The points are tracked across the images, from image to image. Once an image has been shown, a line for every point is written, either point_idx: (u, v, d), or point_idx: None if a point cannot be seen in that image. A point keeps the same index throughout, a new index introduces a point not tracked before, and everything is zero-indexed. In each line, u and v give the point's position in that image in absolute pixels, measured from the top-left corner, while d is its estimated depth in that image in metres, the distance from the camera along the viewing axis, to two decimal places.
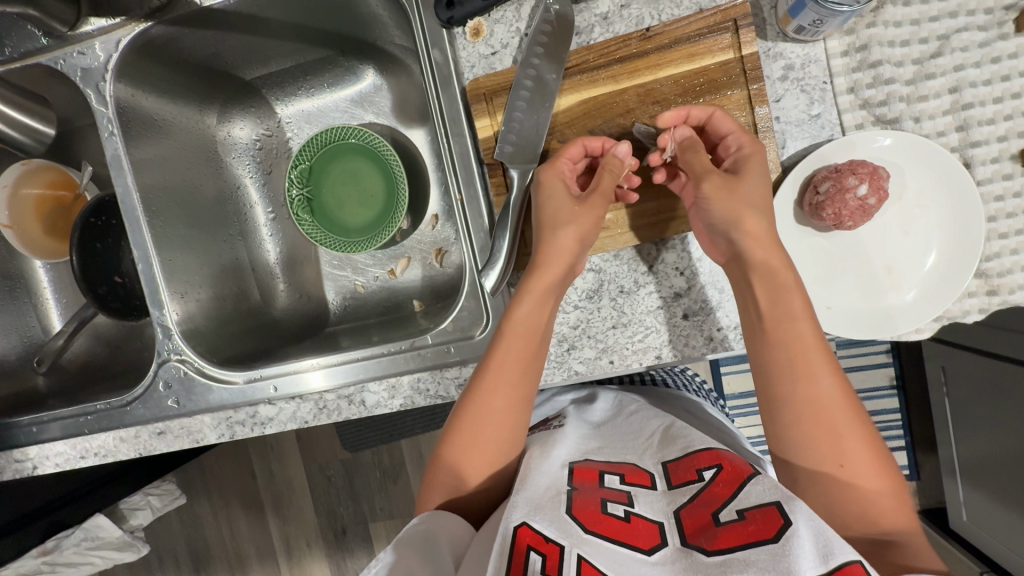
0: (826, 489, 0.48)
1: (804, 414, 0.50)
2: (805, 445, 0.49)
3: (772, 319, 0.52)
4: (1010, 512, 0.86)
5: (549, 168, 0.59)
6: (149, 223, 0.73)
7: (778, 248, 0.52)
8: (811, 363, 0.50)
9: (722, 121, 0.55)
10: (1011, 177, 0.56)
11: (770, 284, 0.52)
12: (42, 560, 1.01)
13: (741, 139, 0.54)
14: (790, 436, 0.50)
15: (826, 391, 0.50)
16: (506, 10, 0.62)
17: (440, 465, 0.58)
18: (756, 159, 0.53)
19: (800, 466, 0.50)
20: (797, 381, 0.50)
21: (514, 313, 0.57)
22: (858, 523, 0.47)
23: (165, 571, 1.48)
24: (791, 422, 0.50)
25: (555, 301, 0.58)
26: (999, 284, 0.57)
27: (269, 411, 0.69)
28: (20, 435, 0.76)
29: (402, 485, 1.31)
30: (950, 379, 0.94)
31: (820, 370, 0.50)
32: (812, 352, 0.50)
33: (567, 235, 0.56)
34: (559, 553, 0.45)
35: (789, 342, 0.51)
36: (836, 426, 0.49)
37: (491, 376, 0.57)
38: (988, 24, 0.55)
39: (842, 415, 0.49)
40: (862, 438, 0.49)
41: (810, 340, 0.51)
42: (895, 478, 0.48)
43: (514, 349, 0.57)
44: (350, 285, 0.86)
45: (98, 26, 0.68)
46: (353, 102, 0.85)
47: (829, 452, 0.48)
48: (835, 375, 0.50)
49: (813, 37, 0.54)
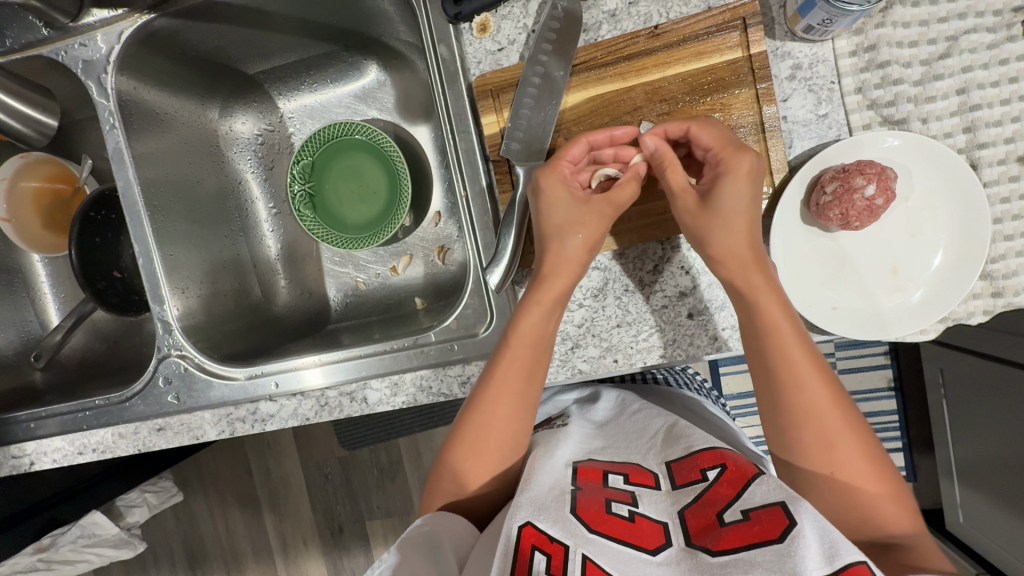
0: (826, 496, 0.48)
1: (795, 421, 0.50)
2: (799, 450, 0.50)
3: (756, 328, 0.52)
4: (1008, 516, 0.86)
5: (549, 171, 0.57)
6: (150, 216, 0.72)
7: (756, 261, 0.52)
8: (799, 371, 0.50)
9: (700, 136, 0.53)
10: (1017, 179, 0.56)
11: (749, 294, 0.51)
12: (37, 557, 1.02)
13: (718, 154, 0.52)
14: (786, 440, 0.50)
15: (813, 398, 0.49)
16: (513, 6, 0.61)
17: (442, 470, 0.57)
18: (733, 175, 0.52)
19: (799, 474, 0.50)
20: (786, 391, 0.50)
21: (522, 323, 0.56)
22: (863, 527, 0.47)
23: (160, 569, 1.47)
24: (786, 429, 0.50)
25: (557, 307, 0.57)
26: (1004, 286, 0.57)
27: (270, 407, 0.69)
28: (18, 430, 0.74)
29: (400, 483, 1.31)
30: (948, 382, 0.94)
31: (810, 377, 0.49)
32: (797, 359, 0.50)
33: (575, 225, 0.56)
34: (564, 552, 0.44)
35: (776, 352, 0.50)
36: (828, 432, 0.48)
37: (494, 381, 0.56)
38: (997, 26, 0.55)
39: (833, 420, 0.49)
40: (857, 442, 0.48)
41: (796, 347, 0.50)
42: (895, 480, 0.48)
43: (518, 355, 0.56)
44: (352, 282, 0.86)
45: (99, 17, 0.67)
46: (355, 97, 0.85)
47: (823, 459, 0.48)
48: (825, 382, 0.49)
49: (822, 37, 0.54)
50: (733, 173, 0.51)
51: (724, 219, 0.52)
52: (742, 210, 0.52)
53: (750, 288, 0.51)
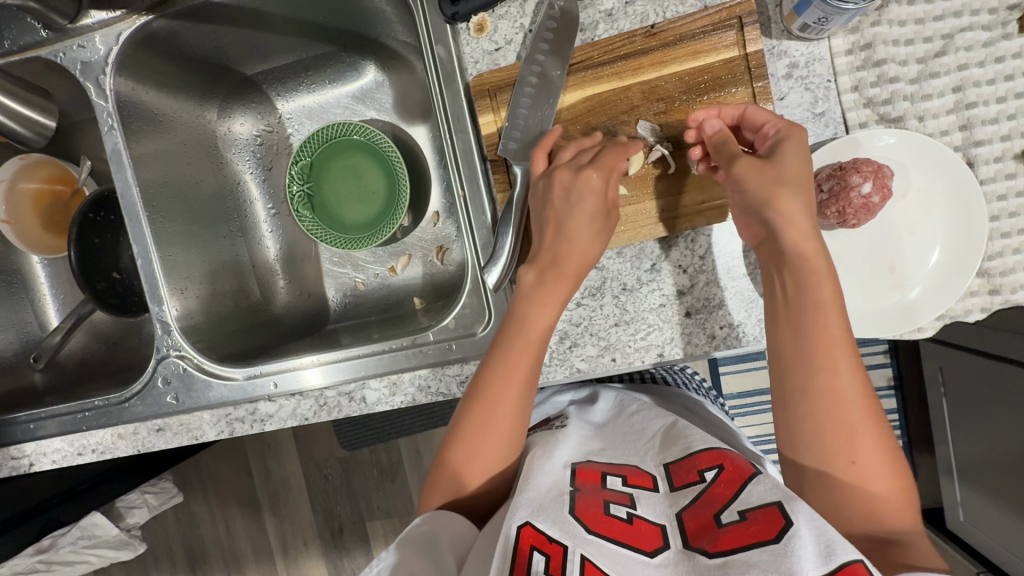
0: (834, 484, 0.48)
1: (820, 404, 0.49)
2: (819, 435, 0.49)
3: (794, 308, 0.51)
4: (1008, 514, 0.86)
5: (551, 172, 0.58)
6: (149, 217, 0.72)
7: (813, 234, 0.50)
8: (833, 356, 0.49)
9: (755, 115, 0.54)
10: (1013, 177, 0.57)
11: (801, 263, 0.50)
12: (39, 558, 1.02)
13: (777, 126, 0.53)
14: (804, 424, 0.50)
15: (843, 385, 0.49)
16: (510, 6, 0.61)
17: (441, 468, 0.57)
18: (794, 140, 0.51)
19: (811, 459, 0.50)
20: (818, 373, 0.49)
21: (523, 317, 0.57)
22: (863, 521, 0.47)
23: (161, 570, 1.47)
24: (807, 412, 0.49)
25: (562, 300, 0.57)
26: (1001, 283, 0.57)
27: (268, 407, 0.69)
28: (18, 431, 0.75)
29: (400, 483, 1.31)
30: (947, 380, 0.94)
31: (843, 364, 0.49)
32: (835, 344, 0.49)
33: (589, 214, 0.56)
34: (563, 553, 0.45)
35: (815, 334, 0.50)
36: (849, 420, 0.48)
37: (501, 372, 0.56)
38: (991, 24, 0.55)
39: (856, 409, 0.48)
40: (875, 436, 0.48)
41: (836, 332, 0.49)
42: (904, 479, 0.48)
43: (522, 349, 0.56)
44: (351, 282, 0.86)
45: (98, 19, 0.68)
46: (354, 98, 0.85)
47: (842, 448, 0.48)
48: (856, 373, 0.49)
49: (817, 35, 0.54)
50: (793, 139, 0.52)
51: (789, 175, 0.50)
52: (803, 173, 0.51)
53: (789, 263, 0.50)
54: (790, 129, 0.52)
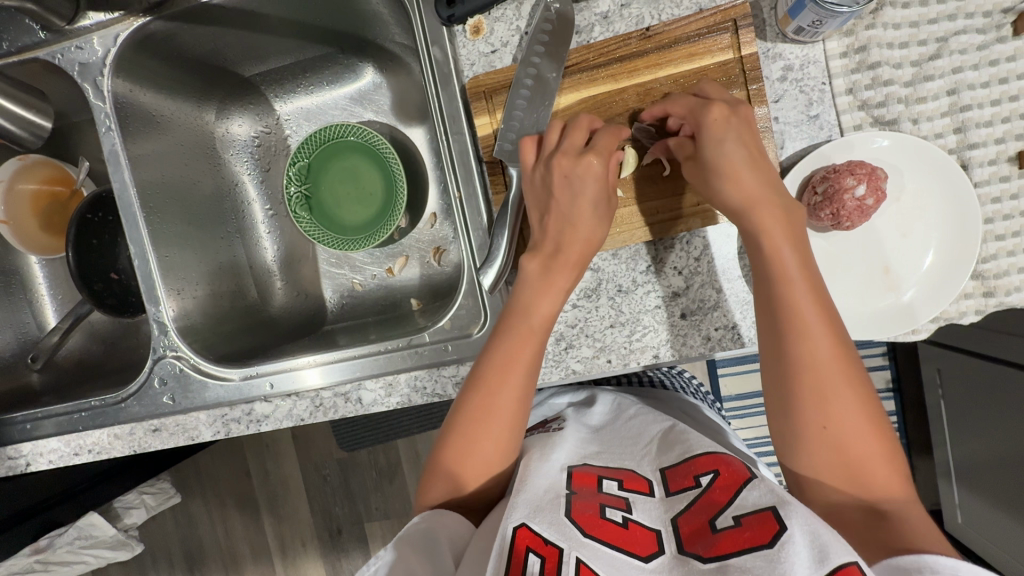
0: (815, 450, 0.48)
1: (795, 368, 0.49)
2: (794, 399, 0.49)
3: (769, 274, 0.51)
4: (1006, 516, 0.86)
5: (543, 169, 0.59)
6: (146, 219, 0.72)
7: (770, 193, 0.52)
8: (804, 320, 0.49)
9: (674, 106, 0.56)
10: (1008, 180, 0.57)
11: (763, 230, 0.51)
12: (35, 558, 1.02)
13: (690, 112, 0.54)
14: (783, 388, 0.50)
15: (817, 348, 0.48)
16: (506, 9, 0.62)
17: (437, 474, 0.57)
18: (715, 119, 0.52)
19: (791, 426, 0.50)
20: (791, 339, 0.49)
21: (519, 312, 0.57)
22: (851, 487, 0.47)
23: (159, 571, 1.47)
24: (781, 377, 0.50)
25: (567, 288, 0.57)
26: (995, 285, 0.57)
27: (265, 408, 0.69)
28: (14, 431, 0.75)
29: (398, 484, 1.31)
30: (945, 382, 0.94)
31: (816, 327, 0.49)
32: (807, 309, 0.49)
33: (591, 198, 0.56)
34: (558, 555, 0.45)
35: (785, 298, 0.50)
36: (824, 383, 0.48)
37: (495, 373, 0.56)
38: (986, 28, 0.55)
39: (833, 371, 0.48)
40: (854, 397, 0.48)
41: (805, 296, 0.49)
42: (888, 442, 0.48)
43: (514, 338, 0.56)
44: (348, 283, 0.86)
45: (96, 20, 0.68)
46: (352, 100, 0.85)
47: (818, 412, 0.48)
48: (832, 337, 0.49)
49: (812, 38, 0.54)
50: (710, 124, 0.52)
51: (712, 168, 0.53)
52: (732, 155, 0.52)
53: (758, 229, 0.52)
54: (701, 111, 0.53)
